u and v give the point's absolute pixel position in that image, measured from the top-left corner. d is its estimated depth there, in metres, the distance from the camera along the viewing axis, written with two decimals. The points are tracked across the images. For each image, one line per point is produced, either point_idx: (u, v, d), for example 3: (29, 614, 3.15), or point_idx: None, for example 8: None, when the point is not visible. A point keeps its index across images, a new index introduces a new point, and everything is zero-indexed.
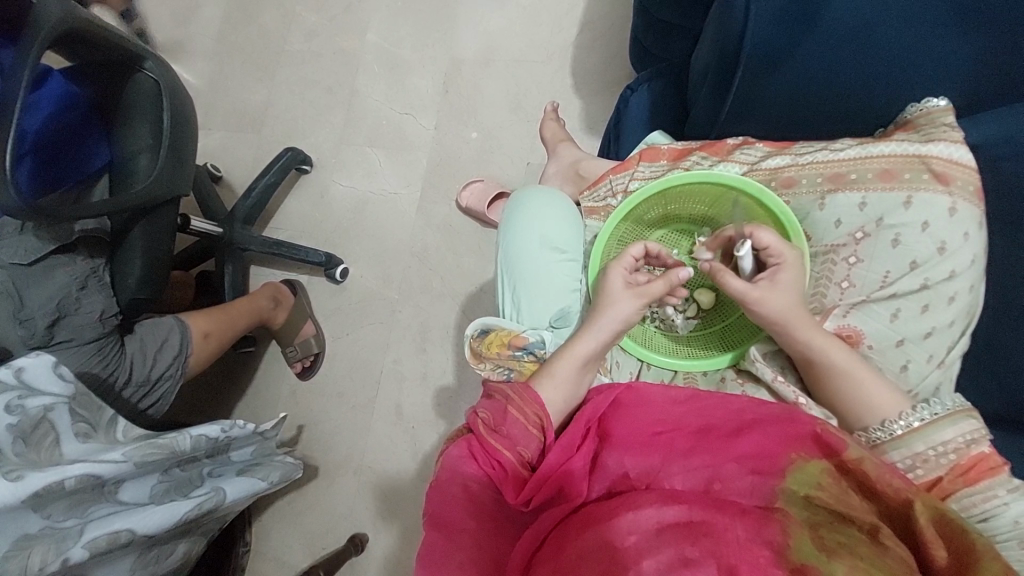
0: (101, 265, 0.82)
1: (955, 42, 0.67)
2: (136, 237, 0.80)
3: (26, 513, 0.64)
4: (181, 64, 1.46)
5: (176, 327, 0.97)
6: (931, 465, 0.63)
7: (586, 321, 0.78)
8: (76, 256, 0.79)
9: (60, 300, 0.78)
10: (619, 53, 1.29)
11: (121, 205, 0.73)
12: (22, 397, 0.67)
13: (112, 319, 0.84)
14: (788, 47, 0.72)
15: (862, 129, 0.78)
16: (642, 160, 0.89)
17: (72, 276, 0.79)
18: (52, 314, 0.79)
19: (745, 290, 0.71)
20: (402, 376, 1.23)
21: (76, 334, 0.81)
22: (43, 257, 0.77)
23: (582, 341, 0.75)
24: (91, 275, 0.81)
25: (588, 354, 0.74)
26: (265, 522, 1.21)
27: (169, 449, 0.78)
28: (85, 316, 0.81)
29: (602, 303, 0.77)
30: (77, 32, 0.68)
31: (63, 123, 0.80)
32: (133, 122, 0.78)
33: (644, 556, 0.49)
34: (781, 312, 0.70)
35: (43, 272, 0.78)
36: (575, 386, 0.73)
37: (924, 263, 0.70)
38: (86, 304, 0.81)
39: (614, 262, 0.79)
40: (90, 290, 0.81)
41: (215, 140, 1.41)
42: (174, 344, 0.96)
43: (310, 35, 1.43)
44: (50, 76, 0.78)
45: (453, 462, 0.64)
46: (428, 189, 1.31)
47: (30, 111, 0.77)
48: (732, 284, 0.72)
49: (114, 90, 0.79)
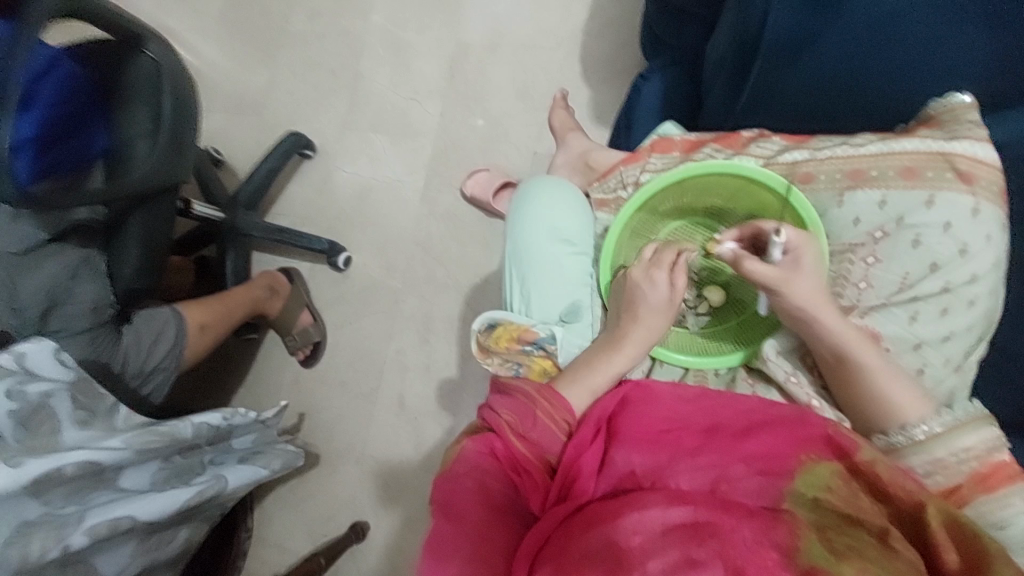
0: (94, 254, 0.81)
1: (977, 33, 0.66)
2: (134, 226, 0.81)
3: (25, 499, 0.64)
4: (180, 43, 1.43)
5: (172, 319, 0.96)
6: (952, 472, 0.62)
7: (619, 328, 0.76)
8: (66, 245, 0.78)
9: (50, 290, 0.77)
10: (630, 41, 1.26)
11: (119, 193, 0.72)
12: (22, 382, 0.66)
13: (104, 310, 0.83)
14: (814, 35, 0.71)
15: (885, 121, 0.74)
16: (654, 151, 0.87)
17: (63, 267, 0.77)
18: (44, 304, 0.77)
19: (766, 273, 0.68)
20: (405, 366, 1.22)
21: (67, 324, 0.80)
22: (37, 245, 0.76)
23: (615, 355, 0.74)
24: (82, 265, 0.79)
25: (619, 362, 0.74)
26: (267, 509, 1.21)
27: (170, 437, 0.77)
28: (77, 306, 0.80)
29: (637, 305, 0.76)
30: (71, 15, 0.66)
31: (64, 112, 0.76)
32: (135, 108, 0.77)
33: (649, 556, 0.48)
34: (812, 297, 0.68)
35: (33, 262, 0.76)
36: (596, 384, 0.72)
37: (945, 265, 0.69)
38: (78, 293, 0.79)
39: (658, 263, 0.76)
40: (82, 279, 0.79)
41: (216, 123, 1.39)
42: (170, 336, 0.95)
43: (314, 16, 1.40)
44: (57, 64, 0.75)
45: (473, 458, 0.62)
46: (432, 177, 1.28)
47: (31, 101, 0.73)
48: (756, 270, 0.68)
49: (115, 76, 0.78)
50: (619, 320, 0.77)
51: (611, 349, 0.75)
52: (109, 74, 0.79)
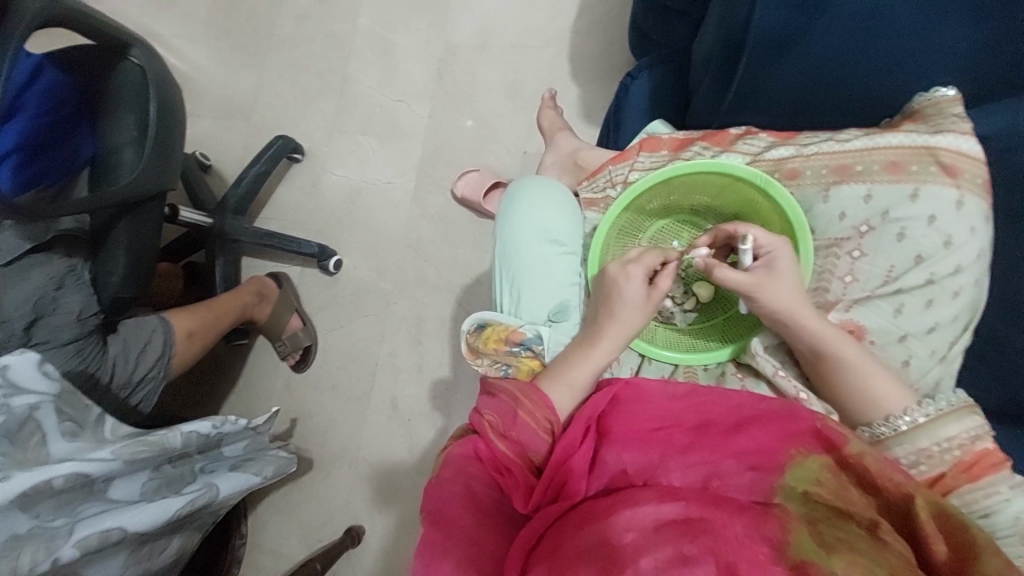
0: (79, 264, 0.79)
1: (962, 32, 0.65)
2: (120, 233, 0.79)
3: (14, 513, 0.63)
4: (167, 48, 1.42)
5: (160, 328, 0.95)
6: (935, 462, 0.63)
7: (596, 324, 0.76)
8: (51, 256, 0.77)
9: (36, 301, 0.77)
10: (618, 39, 1.27)
11: (103, 202, 0.71)
12: (7, 396, 0.65)
13: (91, 319, 0.82)
14: (798, 34, 0.70)
15: (868, 119, 0.76)
16: (641, 150, 0.87)
17: (48, 277, 0.77)
18: (29, 315, 0.77)
19: (741, 281, 0.70)
20: (398, 368, 1.21)
21: (53, 335, 0.79)
22: (21, 257, 0.76)
23: (599, 351, 0.74)
24: (69, 274, 0.78)
25: (598, 357, 0.73)
26: (261, 515, 1.20)
27: (160, 446, 0.76)
28: (63, 316, 0.79)
29: (614, 301, 0.75)
30: (56, 20, 0.66)
31: (52, 119, 0.76)
32: (120, 114, 0.76)
33: (642, 554, 0.48)
34: (791, 301, 0.69)
35: (21, 272, 0.76)
36: (577, 382, 0.71)
37: (929, 258, 0.69)
38: (63, 304, 0.79)
39: (634, 260, 0.76)
40: (67, 289, 0.79)
41: (204, 127, 1.38)
42: (158, 344, 0.94)
43: (300, 19, 1.39)
44: (42, 71, 0.76)
45: (458, 461, 0.64)
46: (422, 179, 1.28)
47: (17, 110, 0.75)
48: (731, 276, 0.70)
49: (102, 82, 0.78)
50: (597, 313, 0.77)
51: (589, 346, 0.74)
52: (95, 80, 0.78)
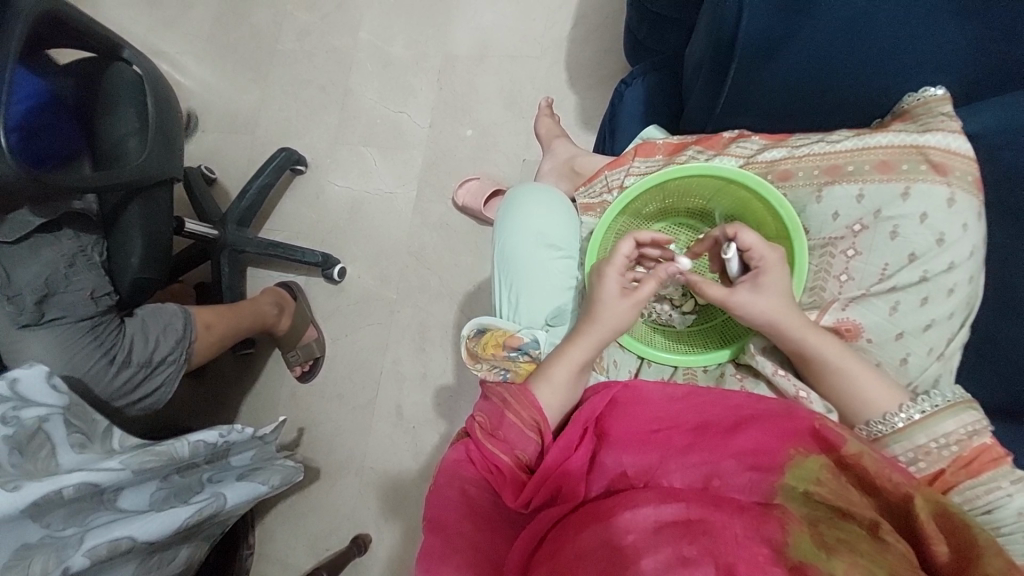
0: (90, 244, 0.83)
1: (946, 30, 0.67)
2: (133, 216, 0.83)
3: (24, 523, 0.64)
4: (172, 65, 1.45)
5: (179, 313, 0.95)
6: (934, 457, 0.63)
7: (577, 325, 0.76)
8: (61, 236, 0.80)
9: (48, 277, 0.79)
10: (615, 46, 1.28)
11: (114, 181, 0.72)
12: (16, 408, 0.67)
13: (105, 299, 0.85)
14: (782, 40, 0.72)
15: (858, 121, 0.77)
16: (637, 155, 0.89)
17: (59, 254, 0.79)
18: (41, 291, 0.79)
19: (723, 295, 0.72)
20: (402, 377, 1.22)
21: (69, 310, 0.81)
22: (30, 234, 0.78)
23: (577, 346, 0.74)
24: (80, 254, 0.81)
25: (582, 359, 0.73)
26: (269, 524, 1.21)
27: (167, 455, 0.77)
28: (76, 293, 0.82)
29: (592, 305, 0.75)
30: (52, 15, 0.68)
31: (45, 117, 0.75)
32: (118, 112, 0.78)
33: (642, 555, 0.48)
34: (769, 313, 0.69)
35: (30, 250, 0.78)
36: (558, 378, 0.72)
37: (923, 255, 0.70)
38: (75, 282, 0.81)
39: (608, 262, 0.76)
40: (79, 269, 0.82)
41: (209, 141, 1.40)
42: (178, 329, 0.94)
43: (302, 34, 1.42)
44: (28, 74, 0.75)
45: (451, 466, 0.65)
46: (423, 189, 1.30)
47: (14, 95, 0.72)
48: (712, 291, 0.73)
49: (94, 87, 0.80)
50: (578, 318, 0.77)
51: (567, 343, 0.75)
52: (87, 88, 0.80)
